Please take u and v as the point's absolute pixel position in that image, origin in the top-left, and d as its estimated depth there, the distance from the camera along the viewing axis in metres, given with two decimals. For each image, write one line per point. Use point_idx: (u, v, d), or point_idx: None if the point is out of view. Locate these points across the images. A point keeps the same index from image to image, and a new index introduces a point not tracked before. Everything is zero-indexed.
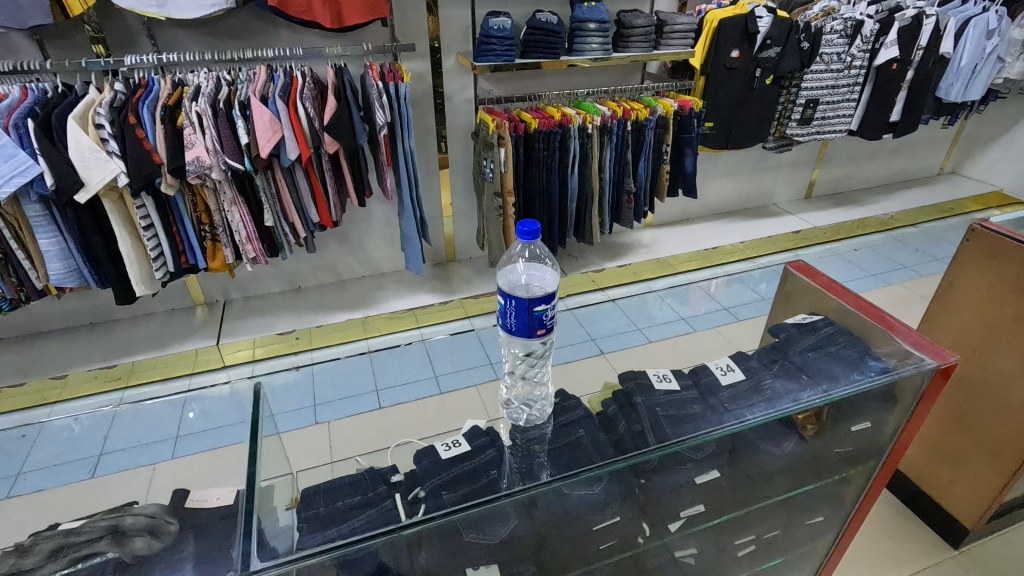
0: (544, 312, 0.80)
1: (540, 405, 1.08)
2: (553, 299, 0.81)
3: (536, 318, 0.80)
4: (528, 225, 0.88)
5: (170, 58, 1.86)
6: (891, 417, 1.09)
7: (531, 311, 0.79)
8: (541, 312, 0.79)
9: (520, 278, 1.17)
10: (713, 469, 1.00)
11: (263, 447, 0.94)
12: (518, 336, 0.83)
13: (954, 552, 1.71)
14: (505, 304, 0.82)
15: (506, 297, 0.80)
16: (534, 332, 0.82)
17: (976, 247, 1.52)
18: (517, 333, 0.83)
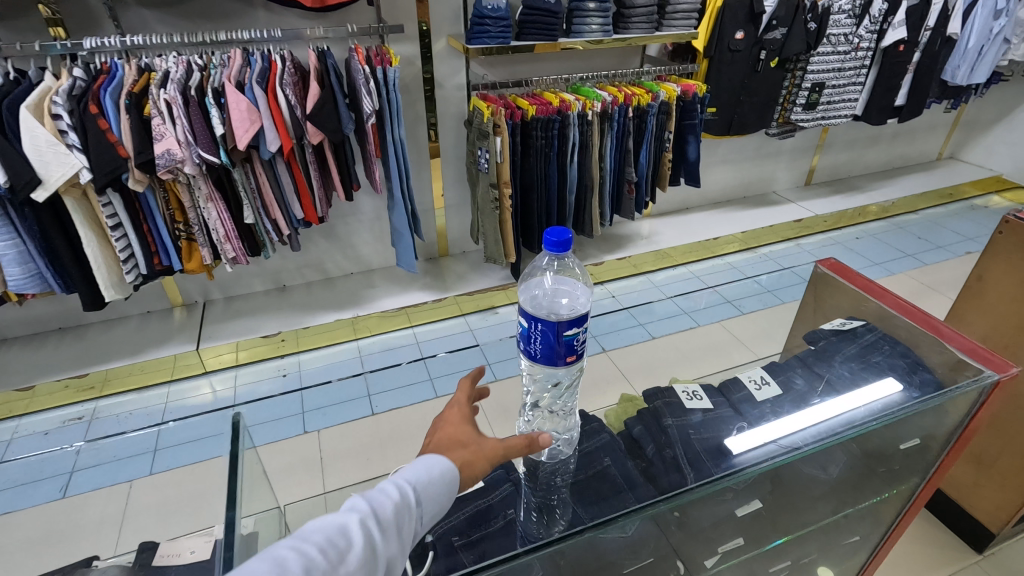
0: (574, 336, 0.75)
1: (564, 439, 0.98)
2: (584, 322, 0.76)
3: (566, 343, 0.75)
4: (559, 235, 0.82)
5: (134, 40, 1.69)
6: (941, 433, 0.99)
7: (561, 335, 0.74)
8: (571, 337, 0.74)
9: (547, 294, 1.11)
10: (754, 500, 0.91)
11: (247, 488, 0.83)
12: (546, 363, 0.78)
13: (979, 557, 1.59)
14: (530, 328, 0.76)
15: (532, 320, 0.75)
16: (561, 358, 0.77)
17: (1008, 239, 1.35)
18: (543, 359, 0.78)
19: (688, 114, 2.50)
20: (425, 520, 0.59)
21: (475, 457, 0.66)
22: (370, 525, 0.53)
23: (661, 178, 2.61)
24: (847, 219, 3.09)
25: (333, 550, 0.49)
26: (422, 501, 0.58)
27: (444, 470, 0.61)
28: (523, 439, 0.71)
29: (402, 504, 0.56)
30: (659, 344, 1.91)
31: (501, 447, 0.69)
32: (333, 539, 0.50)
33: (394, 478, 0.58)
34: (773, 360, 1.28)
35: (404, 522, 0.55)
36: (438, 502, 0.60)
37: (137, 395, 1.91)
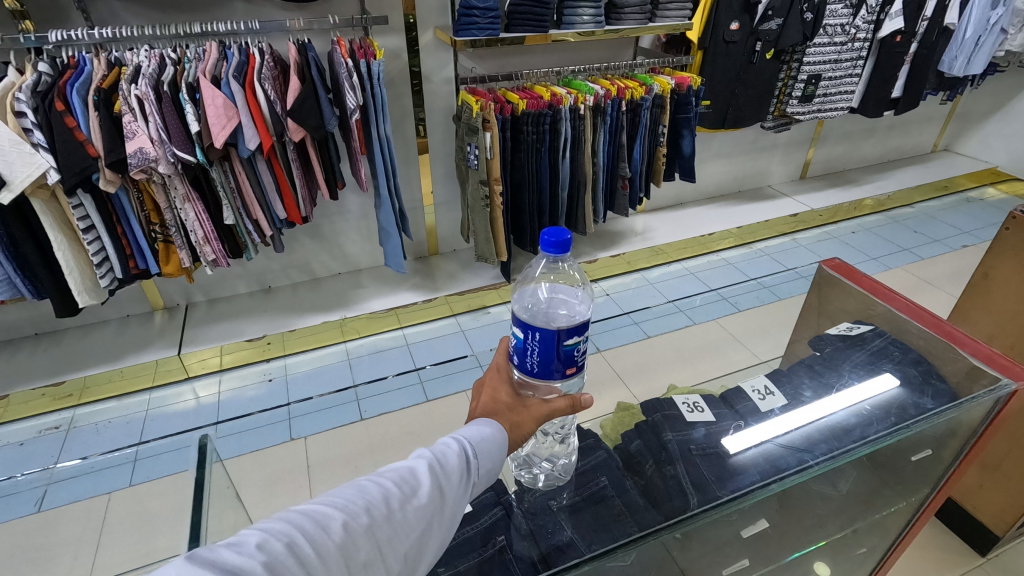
0: (574, 346, 0.69)
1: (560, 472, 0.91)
2: (584, 331, 0.70)
3: (565, 353, 0.70)
4: (557, 234, 0.76)
5: (103, 33, 1.61)
6: (953, 444, 0.95)
7: (561, 345, 0.69)
8: (571, 346, 0.69)
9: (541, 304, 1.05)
10: (760, 521, 0.85)
11: (217, 517, 0.76)
12: (545, 377, 0.72)
13: (982, 560, 1.51)
14: (525, 340, 0.70)
15: (528, 329, 0.69)
16: (561, 372, 0.71)
17: (1015, 235, 1.28)
18: (541, 372, 0.73)
19: (682, 107, 2.44)
20: (490, 469, 0.65)
21: (517, 420, 0.71)
22: (438, 466, 0.59)
23: (655, 173, 2.56)
24: (843, 212, 3.05)
25: (407, 484, 0.56)
26: (486, 451, 0.64)
27: (497, 431, 0.66)
28: (562, 399, 0.74)
29: (468, 451, 0.62)
30: (655, 344, 1.86)
31: (539, 413, 0.72)
32: (407, 475, 0.56)
33: (456, 431, 0.64)
34: (776, 366, 1.24)
35: (471, 466, 0.61)
36: (500, 453, 0.66)
37: (118, 404, 1.80)
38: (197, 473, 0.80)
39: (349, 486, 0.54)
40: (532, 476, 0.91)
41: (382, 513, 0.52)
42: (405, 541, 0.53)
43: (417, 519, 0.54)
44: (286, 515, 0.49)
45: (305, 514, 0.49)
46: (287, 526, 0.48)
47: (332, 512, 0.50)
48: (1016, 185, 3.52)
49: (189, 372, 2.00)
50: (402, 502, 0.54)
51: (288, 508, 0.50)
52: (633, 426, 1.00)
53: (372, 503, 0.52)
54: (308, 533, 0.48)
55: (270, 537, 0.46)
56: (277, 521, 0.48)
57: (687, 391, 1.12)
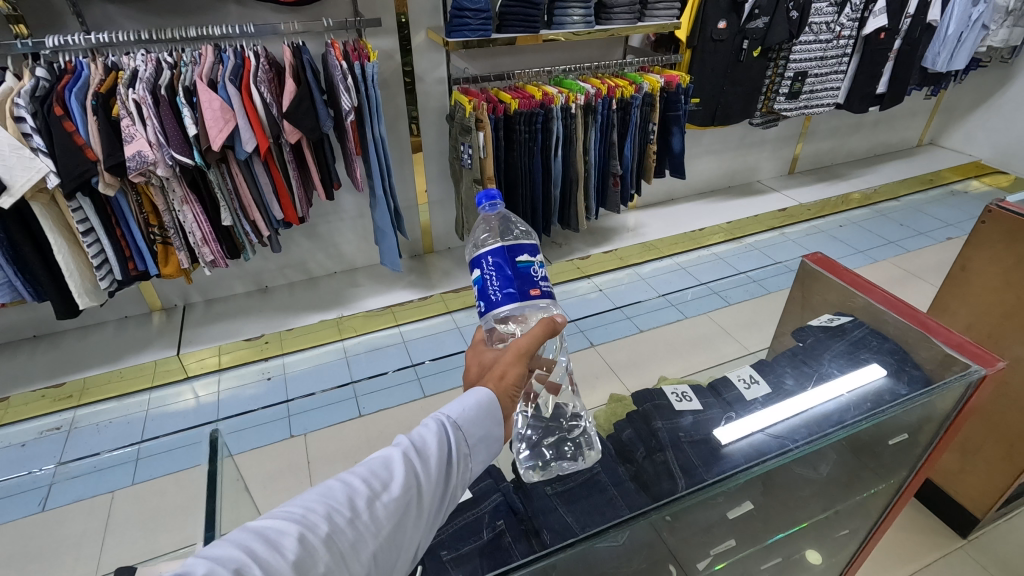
0: (528, 264, 0.78)
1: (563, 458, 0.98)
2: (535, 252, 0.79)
3: (522, 271, 0.77)
4: (489, 195, 0.93)
5: (100, 38, 1.62)
6: (928, 428, 1.00)
7: (514, 261, 0.77)
8: (524, 260, 0.77)
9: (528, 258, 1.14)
10: (745, 503, 0.90)
11: (229, 509, 0.80)
12: (512, 303, 0.76)
13: (963, 541, 1.57)
14: (483, 274, 0.78)
15: (483, 256, 0.78)
16: (525, 291, 0.77)
17: (992, 229, 1.32)
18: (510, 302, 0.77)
19: (672, 105, 2.48)
20: (473, 451, 0.63)
21: (500, 367, 0.70)
22: (408, 460, 0.57)
23: (646, 170, 2.60)
24: (831, 207, 3.11)
25: (375, 479, 0.54)
26: (460, 436, 0.62)
27: (482, 397, 0.65)
28: (535, 326, 0.72)
29: (441, 438, 0.60)
30: (648, 339, 1.90)
31: (516, 347, 0.70)
32: (376, 470, 0.55)
33: (436, 411, 0.64)
34: (763, 357, 1.29)
35: (444, 454, 0.60)
36: (486, 429, 0.65)
37: (118, 404, 1.83)
38: (210, 466, 0.83)
39: (313, 491, 0.52)
40: (574, 465, 0.95)
41: (346, 518, 0.50)
42: (375, 540, 0.51)
43: (386, 517, 0.52)
44: (238, 536, 0.47)
45: (259, 530, 0.47)
46: (238, 548, 0.45)
47: (289, 525, 0.48)
48: (999, 178, 3.59)
49: (188, 372, 2.02)
50: (369, 501, 0.52)
51: (241, 527, 0.48)
52: (626, 417, 1.06)
53: (333, 508, 0.50)
54: (261, 553, 0.45)
55: (217, 565, 0.43)
56: (226, 544, 0.46)
57: (677, 382, 1.16)
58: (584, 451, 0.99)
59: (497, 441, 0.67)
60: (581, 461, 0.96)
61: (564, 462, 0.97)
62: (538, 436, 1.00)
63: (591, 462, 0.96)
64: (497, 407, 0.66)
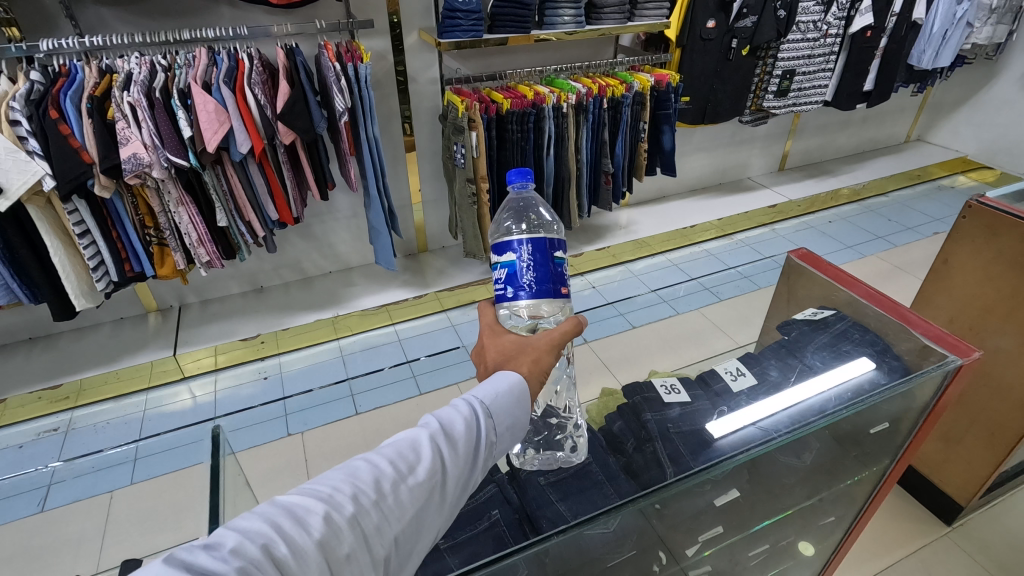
0: (561, 260, 0.81)
1: (558, 449, 1.02)
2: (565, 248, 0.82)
3: (556, 266, 0.80)
4: (522, 175, 0.94)
5: (93, 41, 1.63)
6: (907, 417, 1.04)
7: (552, 256, 0.80)
8: (559, 257, 0.80)
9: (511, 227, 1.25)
10: (732, 490, 0.93)
11: (231, 501, 0.82)
12: (542, 295, 0.79)
13: (947, 529, 1.61)
14: (518, 259, 0.78)
15: (522, 242, 0.78)
16: (556, 287, 0.80)
17: (972, 224, 1.35)
18: (540, 294, 0.79)
19: (662, 104, 2.51)
20: (497, 438, 0.65)
21: (534, 355, 0.74)
22: (434, 445, 0.59)
23: (637, 168, 2.63)
24: (820, 203, 3.15)
25: (401, 461, 0.56)
26: (487, 422, 0.64)
27: (514, 381, 0.68)
28: (567, 322, 0.77)
29: (468, 424, 0.62)
30: (640, 334, 1.94)
31: (551, 339, 0.75)
32: (403, 452, 0.57)
33: (468, 393, 0.67)
34: (751, 350, 1.32)
35: (470, 441, 0.62)
36: (511, 416, 0.67)
37: (117, 404, 1.85)
38: (212, 461, 0.85)
39: (341, 469, 0.55)
40: (566, 456, 0.98)
41: (371, 500, 0.53)
42: (397, 525, 0.53)
43: (410, 502, 0.55)
44: (267, 510, 0.50)
45: (287, 506, 0.50)
46: (266, 524, 0.48)
47: (315, 503, 0.51)
48: (985, 173, 3.64)
49: (185, 372, 2.04)
50: (395, 484, 0.55)
51: (270, 500, 0.51)
52: (617, 410, 1.09)
53: (359, 490, 0.53)
54: (288, 530, 0.48)
55: (245, 539, 0.46)
56: (255, 517, 0.48)
57: (666, 375, 1.20)
58: (578, 442, 1.03)
59: (522, 426, 0.69)
60: (574, 452, 1.00)
61: (558, 453, 1.00)
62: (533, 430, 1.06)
63: (581, 455, 0.98)
64: (526, 392, 0.69)
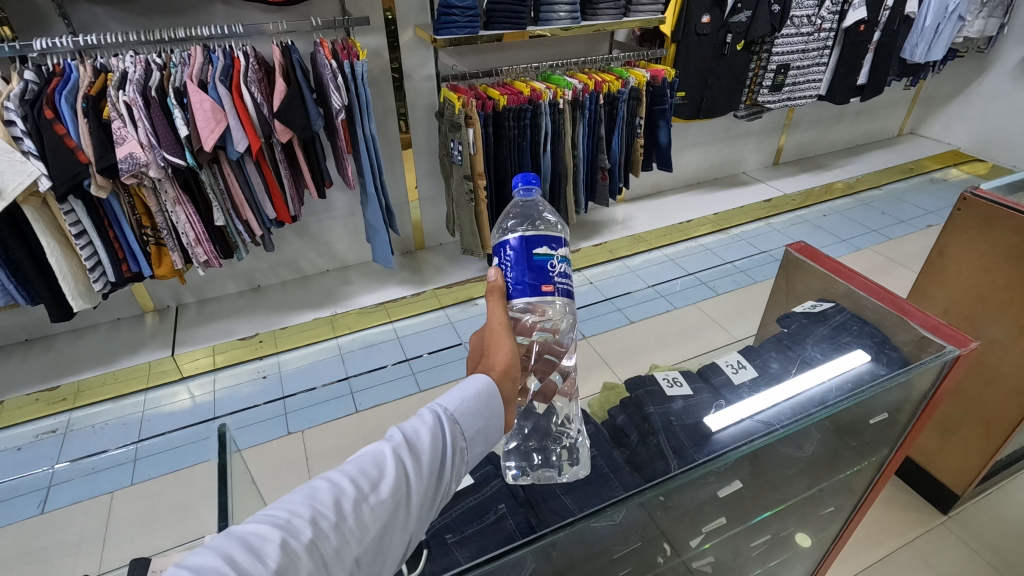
0: (546, 257, 0.78)
1: (559, 460, 0.99)
2: (555, 245, 0.79)
3: (539, 264, 0.78)
4: (526, 179, 0.94)
5: (89, 40, 1.62)
6: (906, 407, 1.05)
7: (531, 254, 0.77)
8: (540, 254, 0.77)
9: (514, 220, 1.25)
10: (735, 482, 0.95)
11: (241, 500, 0.82)
12: (521, 295, 0.78)
13: (944, 518, 1.63)
14: (499, 263, 0.80)
15: (501, 245, 0.79)
16: (537, 286, 0.78)
17: (967, 216, 1.36)
18: (522, 294, 0.78)
19: (658, 99, 2.52)
20: (465, 443, 0.65)
21: (492, 351, 0.74)
22: (398, 458, 0.58)
23: (633, 164, 2.64)
24: (815, 197, 3.17)
25: (363, 479, 0.55)
26: (452, 429, 0.63)
27: (481, 386, 0.68)
28: (491, 297, 0.78)
29: (433, 434, 0.61)
30: (638, 329, 1.95)
31: (495, 326, 0.77)
32: (365, 469, 0.55)
33: (433, 402, 0.65)
34: (750, 343, 1.33)
35: (435, 451, 0.61)
36: (479, 420, 0.66)
37: (113, 406, 1.84)
38: (220, 459, 0.84)
39: (299, 491, 0.53)
40: (561, 478, 0.93)
41: (331, 523, 0.51)
42: (360, 546, 0.51)
43: (373, 520, 0.53)
44: (220, 543, 0.47)
45: (242, 537, 0.47)
46: (219, 558, 0.45)
47: (271, 530, 0.48)
48: (976, 166, 3.68)
49: (184, 372, 2.03)
50: (356, 503, 0.53)
51: (223, 532, 0.48)
52: (620, 403, 1.10)
53: (319, 512, 0.51)
54: (243, 563, 0.45)
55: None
56: (207, 553, 0.45)
57: (667, 369, 1.21)
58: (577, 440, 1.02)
59: (494, 429, 0.68)
60: (575, 465, 0.96)
61: (553, 473, 0.95)
62: (528, 437, 1.02)
63: (578, 477, 0.93)
64: (496, 393, 0.69)
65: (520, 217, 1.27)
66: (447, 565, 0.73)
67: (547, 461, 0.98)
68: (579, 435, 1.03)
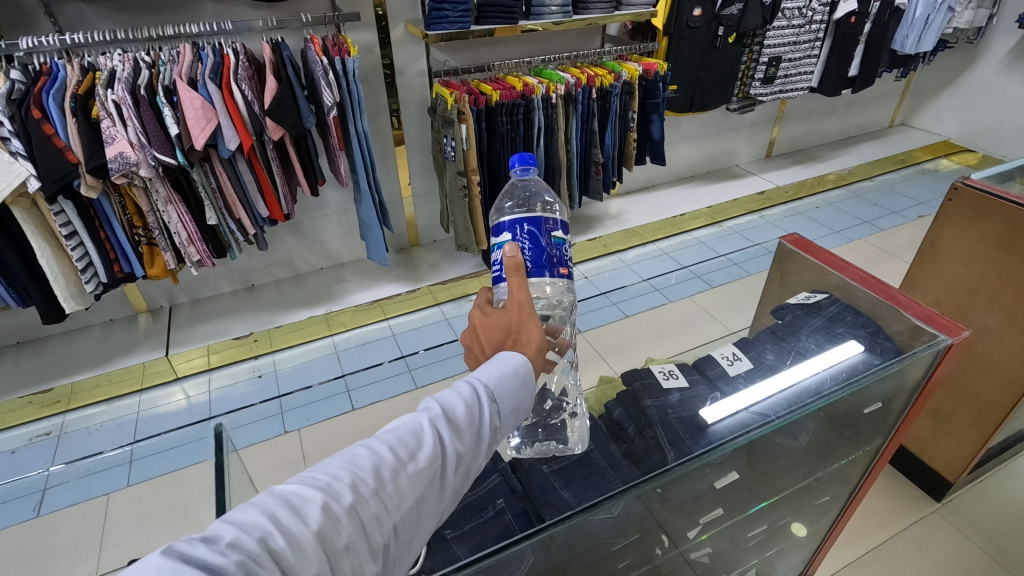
0: (560, 241, 0.83)
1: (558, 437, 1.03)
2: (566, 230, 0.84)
3: (556, 247, 0.82)
4: (523, 160, 0.94)
5: (75, 38, 1.60)
6: (899, 397, 1.06)
7: (550, 237, 0.81)
8: (557, 237, 0.82)
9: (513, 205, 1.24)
10: (731, 473, 0.95)
11: (239, 499, 0.82)
12: (539, 274, 0.81)
13: (937, 505, 1.64)
14: (514, 239, 0.80)
15: (520, 221, 0.79)
16: (551, 265, 0.82)
17: (958, 206, 1.37)
18: (537, 272, 0.81)
19: (650, 93, 2.52)
20: (500, 421, 0.67)
21: (526, 331, 0.73)
22: (436, 430, 0.60)
23: (627, 158, 2.64)
24: (807, 189, 3.18)
25: (402, 448, 0.57)
26: (489, 406, 0.65)
27: (518, 363, 0.70)
28: (512, 275, 0.74)
29: (469, 407, 0.64)
30: (634, 323, 1.95)
31: (524, 306, 0.74)
32: (404, 439, 0.57)
33: (471, 375, 0.68)
34: (745, 335, 1.34)
35: (471, 425, 0.63)
36: (514, 400, 0.68)
37: (109, 407, 1.84)
38: (217, 458, 0.83)
39: (340, 457, 0.55)
40: (563, 450, 0.99)
41: (370, 489, 0.53)
42: (398, 512, 0.54)
43: (409, 489, 0.55)
44: (264, 501, 0.49)
45: (285, 497, 0.50)
46: (263, 516, 0.47)
47: (314, 492, 0.50)
48: (967, 156, 3.70)
49: (178, 373, 2.02)
50: (394, 471, 0.55)
51: (267, 490, 0.50)
52: (616, 396, 1.11)
53: (359, 478, 0.53)
54: (286, 522, 0.48)
55: (243, 533, 0.46)
56: (251, 510, 0.48)
57: (663, 362, 1.21)
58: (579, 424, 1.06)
59: (526, 408, 0.71)
60: (572, 443, 1.00)
61: (554, 446, 1.01)
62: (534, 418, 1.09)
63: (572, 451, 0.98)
64: (531, 372, 0.71)
65: (517, 200, 1.27)
66: (446, 562, 0.73)
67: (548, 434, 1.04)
68: (582, 416, 1.08)
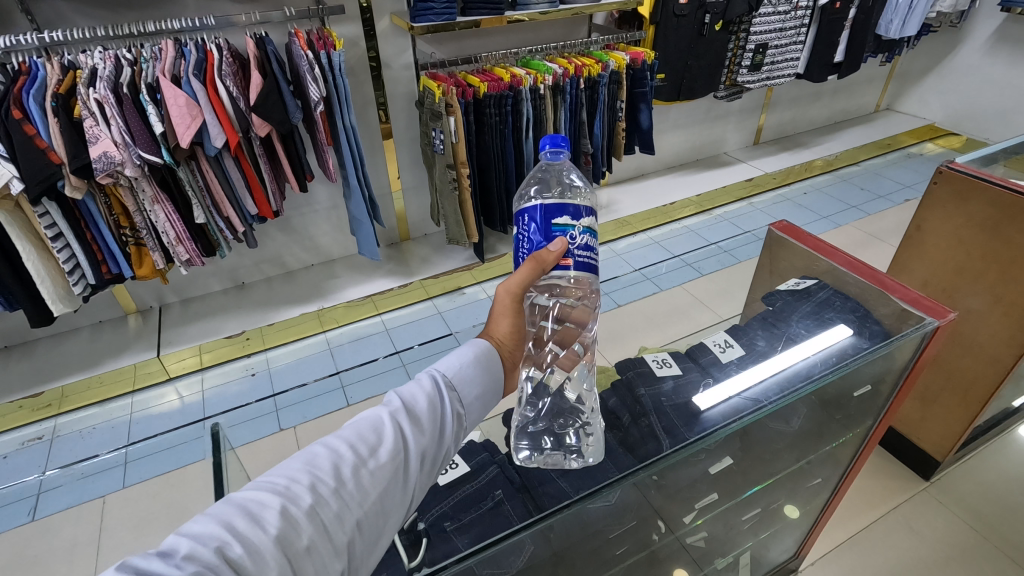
0: (566, 227, 0.76)
1: (571, 449, 0.95)
2: (576, 212, 0.76)
3: (556, 236, 0.77)
4: (554, 142, 0.92)
5: (54, 36, 1.57)
6: (888, 379, 1.08)
7: (550, 224, 0.76)
8: (559, 226, 0.76)
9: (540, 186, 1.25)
10: (726, 458, 0.97)
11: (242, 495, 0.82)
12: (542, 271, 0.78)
13: (926, 484, 1.67)
14: (519, 233, 0.81)
15: (522, 210, 0.78)
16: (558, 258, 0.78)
17: (943, 189, 1.38)
18: None
19: (638, 82, 2.52)
20: (463, 409, 0.69)
21: (493, 321, 0.81)
22: (396, 423, 0.62)
23: (615, 148, 2.64)
24: (795, 176, 3.20)
25: (362, 445, 0.58)
26: (449, 396, 0.67)
27: (480, 350, 0.73)
28: (524, 263, 0.77)
29: (430, 399, 0.66)
30: (626, 312, 1.96)
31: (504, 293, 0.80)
32: (363, 435, 0.59)
33: (429, 369, 0.70)
34: (737, 321, 1.35)
35: (432, 416, 0.65)
36: (476, 386, 0.70)
37: (101, 410, 1.83)
38: (215, 455, 0.83)
39: (298, 457, 0.56)
40: (575, 462, 0.92)
41: (330, 488, 0.54)
42: (363, 506, 0.55)
43: (371, 484, 0.56)
44: (220, 511, 0.50)
45: (242, 505, 0.50)
46: (220, 526, 0.48)
47: (273, 498, 0.51)
48: (952, 140, 3.75)
49: (171, 373, 2.01)
50: (355, 468, 0.56)
51: (224, 499, 0.51)
52: (610, 384, 1.12)
53: (318, 478, 0.54)
54: (243, 529, 0.48)
55: (199, 545, 0.46)
56: (207, 521, 0.48)
57: (656, 350, 1.22)
58: (591, 435, 0.97)
59: (491, 394, 0.72)
60: (583, 456, 0.93)
61: (562, 457, 0.94)
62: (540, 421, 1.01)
63: (585, 463, 0.91)
64: (493, 358, 0.74)
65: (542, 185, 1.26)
66: (446, 553, 0.73)
67: (559, 443, 0.97)
68: (594, 422, 1.00)
